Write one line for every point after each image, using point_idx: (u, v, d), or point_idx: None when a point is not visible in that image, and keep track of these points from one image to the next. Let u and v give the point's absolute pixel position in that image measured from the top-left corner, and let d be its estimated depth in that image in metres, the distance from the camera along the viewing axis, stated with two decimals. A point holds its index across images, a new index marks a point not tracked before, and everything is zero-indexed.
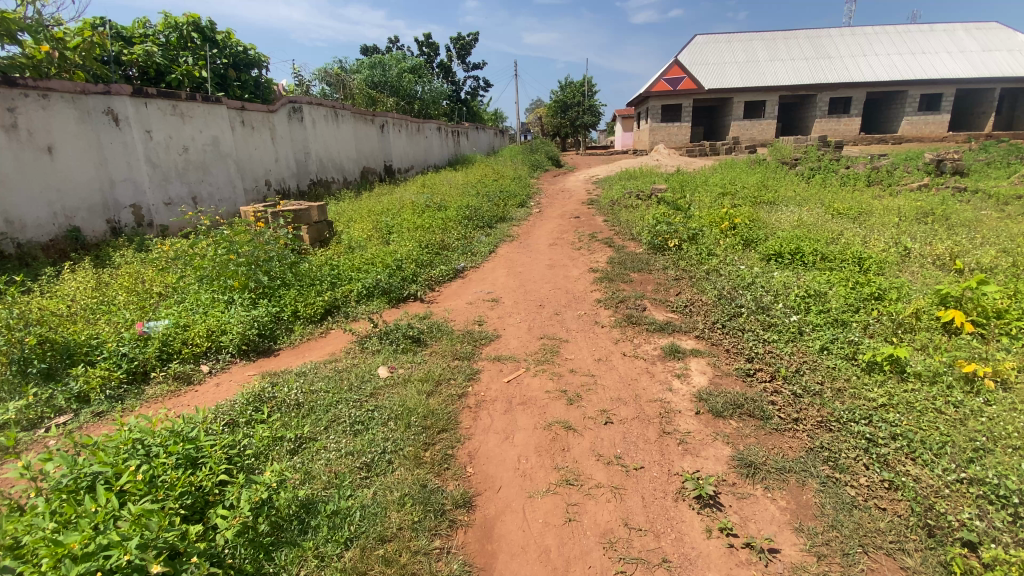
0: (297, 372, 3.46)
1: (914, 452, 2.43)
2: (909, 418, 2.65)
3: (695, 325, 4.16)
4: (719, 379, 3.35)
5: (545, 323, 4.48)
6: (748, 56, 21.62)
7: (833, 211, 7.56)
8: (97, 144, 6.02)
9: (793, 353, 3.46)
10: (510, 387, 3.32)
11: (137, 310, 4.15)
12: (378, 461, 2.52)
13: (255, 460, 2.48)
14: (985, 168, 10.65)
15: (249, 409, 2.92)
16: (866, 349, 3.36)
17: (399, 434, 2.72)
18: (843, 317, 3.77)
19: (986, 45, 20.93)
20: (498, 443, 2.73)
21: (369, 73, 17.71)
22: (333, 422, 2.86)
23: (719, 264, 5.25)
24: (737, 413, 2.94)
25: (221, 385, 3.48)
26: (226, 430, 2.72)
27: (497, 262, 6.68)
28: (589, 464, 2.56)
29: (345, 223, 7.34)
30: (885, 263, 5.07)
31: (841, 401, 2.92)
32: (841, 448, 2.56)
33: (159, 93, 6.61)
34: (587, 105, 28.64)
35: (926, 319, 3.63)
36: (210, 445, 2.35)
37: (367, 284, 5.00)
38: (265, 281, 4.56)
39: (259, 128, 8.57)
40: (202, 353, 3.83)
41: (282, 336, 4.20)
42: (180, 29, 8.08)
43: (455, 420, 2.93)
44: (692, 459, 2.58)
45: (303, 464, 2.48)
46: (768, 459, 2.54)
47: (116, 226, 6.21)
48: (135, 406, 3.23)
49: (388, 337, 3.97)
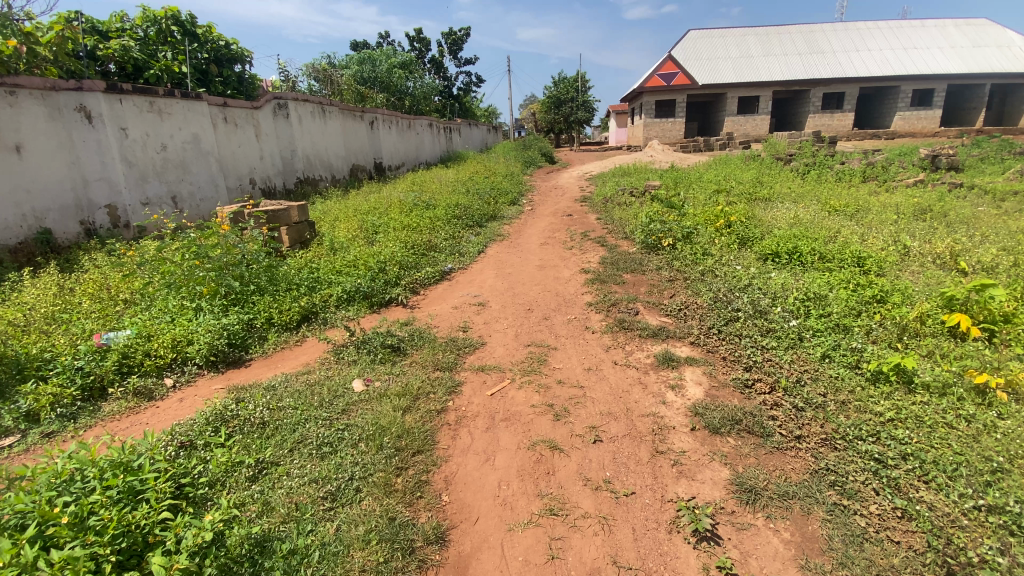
0: (266, 387, 3.23)
1: (926, 475, 2.25)
2: (919, 434, 2.47)
3: (690, 330, 3.95)
4: (715, 391, 3.14)
5: (533, 328, 4.26)
6: (742, 50, 21.45)
7: (829, 208, 7.38)
8: (69, 143, 5.75)
9: (793, 361, 3.26)
10: (493, 401, 3.10)
11: (99, 319, 3.93)
12: (345, 490, 2.31)
13: (207, 490, 2.29)
14: (980, 164, 10.53)
15: (208, 430, 2.71)
16: (870, 358, 3.17)
17: (369, 457, 2.50)
18: (844, 322, 3.58)
19: (978, 40, 20.84)
20: (477, 467, 2.52)
21: (358, 68, 17.37)
22: (299, 443, 2.65)
23: (714, 264, 5.06)
24: (735, 429, 2.73)
25: (184, 401, 3.28)
26: (180, 455, 2.51)
27: (486, 263, 6.45)
28: (575, 491, 2.35)
29: (330, 222, 7.09)
30: (885, 262, 4.90)
31: (845, 415, 2.73)
32: (849, 471, 2.36)
33: (135, 89, 6.32)
34: (580, 101, 28.40)
35: (931, 324, 3.46)
36: (157, 477, 2.16)
37: (346, 288, 4.78)
38: (237, 287, 4.33)
39: (243, 125, 8.28)
40: (166, 364, 3.60)
41: (254, 346, 3.97)
42: (158, 23, 7.79)
43: (431, 440, 2.71)
44: (687, 483, 2.37)
45: (262, 494, 2.27)
46: (770, 483, 2.34)
47: (91, 227, 5.95)
48: (87, 428, 3.02)
49: (365, 346, 3.75)
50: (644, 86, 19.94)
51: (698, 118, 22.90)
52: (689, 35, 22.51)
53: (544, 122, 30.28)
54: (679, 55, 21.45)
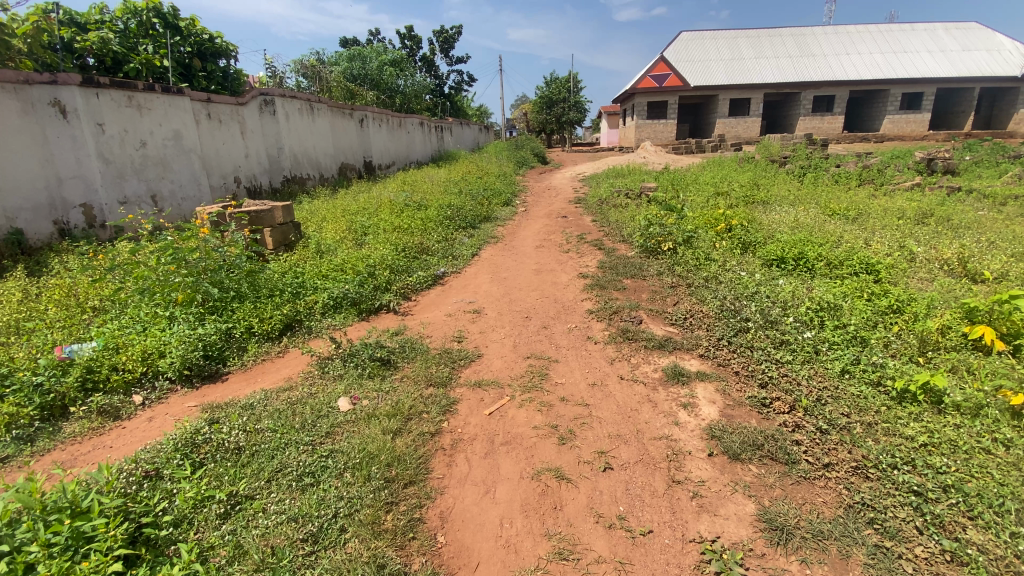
0: (243, 406, 2.98)
1: (972, 511, 2.04)
2: (957, 462, 2.26)
3: (698, 342, 3.72)
4: (731, 411, 2.92)
5: (532, 339, 4.02)
6: (734, 52, 21.37)
7: (830, 212, 7.21)
8: (43, 139, 5.44)
9: (811, 377, 3.04)
10: (492, 422, 2.86)
11: (65, 329, 3.64)
12: (328, 530, 2.06)
13: (171, 532, 2.04)
14: (976, 167, 10.46)
15: (175, 458, 2.44)
16: (893, 374, 2.94)
17: (355, 490, 2.26)
18: (862, 335, 3.35)
19: (967, 44, 20.96)
20: (475, 501, 2.28)
21: (348, 65, 16.89)
22: (278, 472, 2.40)
23: (718, 269, 4.84)
24: (757, 456, 2.51)
25: (154, 421, 3.01)
26: (142, 488, 2.25)
27: (480, 267, 6.21)
28: (586, 530, 2.12)
29: (318, 224, 6.81)
30: (894, 269, 4.72)
31: (874, 438, 2.51)
32: (886, 506, 2.15)
33: (113, 82, 5.98)
34: (572, 102, 28.27)
35: (952, 336, 3.27)
36: (109, 521, 1.91)
37: (333, 295, 4.53)
38: (215, 294, 4.05)
39: (228, 121, 7.96)
40: (135, 380, 3.32)
41: (232, 358, 3.70)
42: (139, 15, 7.43)
43: (424, 469, 2.47)
44: (710, 520, 2.15)
45: (233, 536, 2.03)
46: (801, 520, 2.13)
47: (65, 227, 5.64)
48: (44, 453, 2.73)
49: (352, 359, 3.49)
50: (636, 88, 19.77)
51: (690, 119, 22.83)
52: (681, 36, 22.43)
53: (535, 123, 30.08)
54: (670, 57, 21.34)
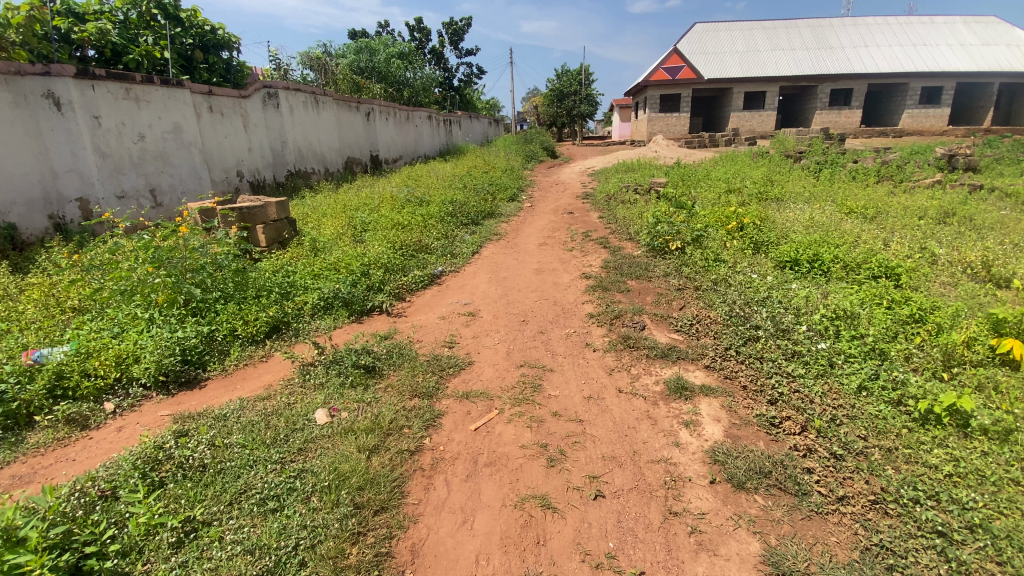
0: (216, 417, 2.80)
1: (1000, 555, 1.82)
2: (985, 497, 2.03)
3: (704, 351, 3.48)
4: (736, 430, 2.69)
5: (527, 345, 3.81)
6: (750, 45, 20.86)
7: (846, 209, 6.91)
8: (37, 131, 5.29)
9: (825, 395, 2.79)
10: (477, 439, 2.67)
11: (39, 331, 3.49)
12: (285, 564, 1.88)
13: (118, 563, 1.86)
14: (998, 163, 10.07)
15: (134, 476, 2.26)
16: (916, 393, 2.68)
17: (322, 516, 2.08)
18: (880, 347, 3.10)
19: (988, 37, 20.34)
20: (451, 532, 2.10)
21: (355, 58, 16.69)
22: (241, 494, 2.22)
23: (727, 272, 4.57)
24: (764, 486, 2.29)
25: (123, 431, 2.85)
26: (92, 509, 2.07)
27: (480, 266, 5.99)
28: (571, 569, 1.93)
29: (316, 220, 6.63)
30: (916, 272, 4.44)
31: (894, 467, 2.28)
32: (907, 549, 1.92)
33: (109, 74, 5.83)
34: (583, 94, 27.78)
35: (979, 350, 2.99)
36: (44, 554, 1.72)
37: (323, 295, 4.35)
38: (199, 295, 3.88)
39: (229, 115, 7.80)
40: (108, 386, 3.17)
41: (212, 363, 3.53)
42: (138, 5, 7.24)
43: (399, 493, 2.29)
44: (708, 561, 1.95)
45: (182, 570, 1.85)
46: (811, 564, 1.91)
47: (60, 222, 5.49)
48: (4, 466, 2.58)
49: (335, 366, 3.30)
50: (649, 80, 19.29)
51: (703, 113, 22.35)
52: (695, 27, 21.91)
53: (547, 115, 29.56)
54: (684, 48, 20.82)
